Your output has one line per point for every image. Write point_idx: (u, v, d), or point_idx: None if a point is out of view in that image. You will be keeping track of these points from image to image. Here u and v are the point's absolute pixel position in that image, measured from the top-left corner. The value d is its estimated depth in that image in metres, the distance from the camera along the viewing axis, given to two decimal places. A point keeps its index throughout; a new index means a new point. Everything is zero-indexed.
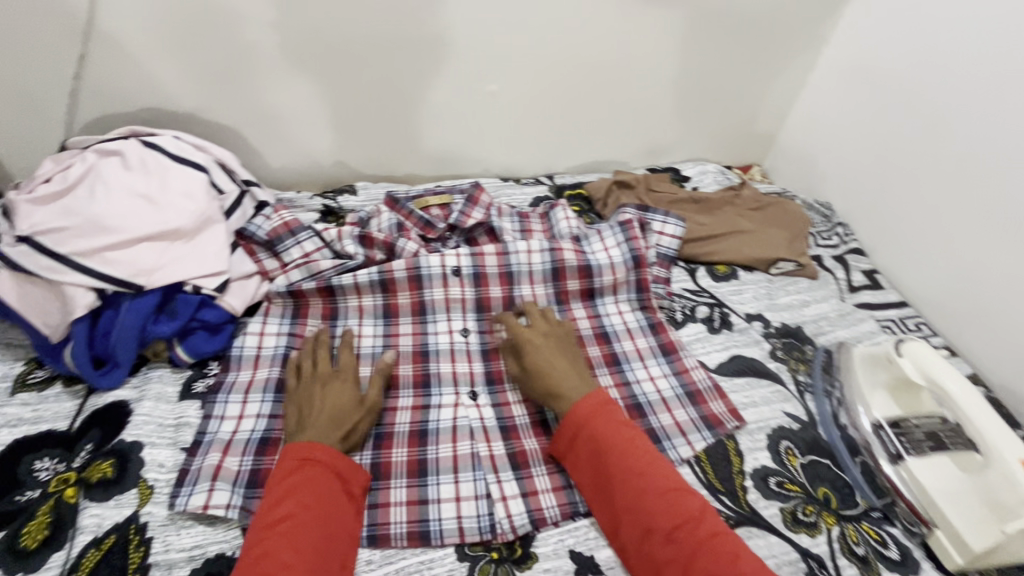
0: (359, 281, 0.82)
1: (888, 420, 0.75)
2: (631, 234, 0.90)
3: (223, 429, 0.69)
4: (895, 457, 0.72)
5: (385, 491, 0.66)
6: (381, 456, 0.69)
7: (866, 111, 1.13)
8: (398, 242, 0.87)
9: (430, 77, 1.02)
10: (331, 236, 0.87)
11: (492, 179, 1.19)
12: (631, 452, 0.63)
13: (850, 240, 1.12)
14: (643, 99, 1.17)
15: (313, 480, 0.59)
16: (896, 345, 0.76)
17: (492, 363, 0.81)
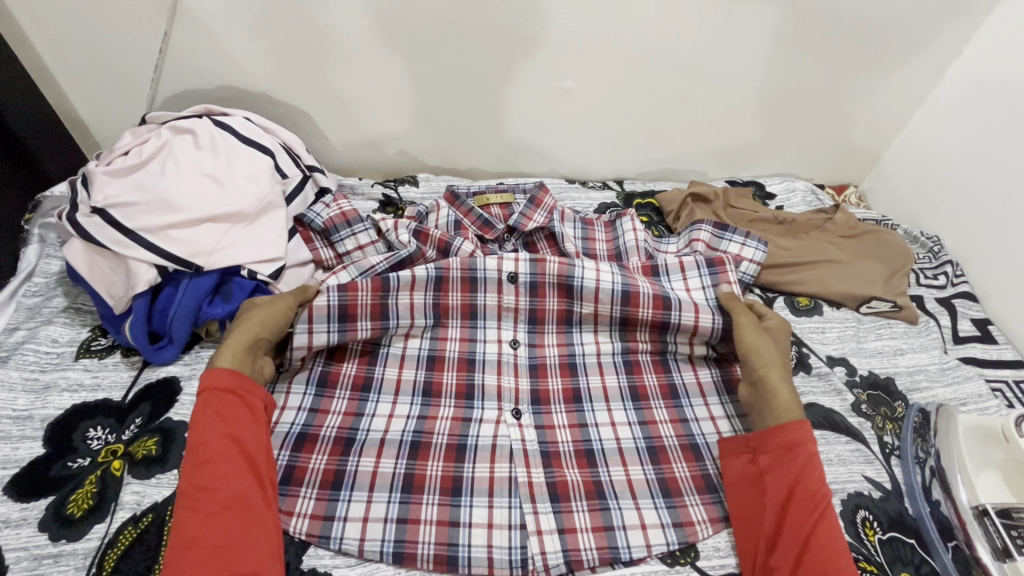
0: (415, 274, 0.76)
1: (997, 508, 0.63)
2: (720, 279, 0.83)
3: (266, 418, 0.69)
4: (1000, 552, 0.61)
5: (415, 507, 0.63)
6: (416, 468, 0.66)
7: (997, 135, 0.97)
8: (453, 244, 0.83)
9: (502, 69, 0.97)
10: (386, 226, 0.85)
11: (557, 180, 1.14)
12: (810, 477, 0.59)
13: (960, 281, 0.98)
14: (731, 105, 1.07)
15: (213, 411, 0.59)
16: (1016, 421, 0.64)
17: (539, 380, 0.76)
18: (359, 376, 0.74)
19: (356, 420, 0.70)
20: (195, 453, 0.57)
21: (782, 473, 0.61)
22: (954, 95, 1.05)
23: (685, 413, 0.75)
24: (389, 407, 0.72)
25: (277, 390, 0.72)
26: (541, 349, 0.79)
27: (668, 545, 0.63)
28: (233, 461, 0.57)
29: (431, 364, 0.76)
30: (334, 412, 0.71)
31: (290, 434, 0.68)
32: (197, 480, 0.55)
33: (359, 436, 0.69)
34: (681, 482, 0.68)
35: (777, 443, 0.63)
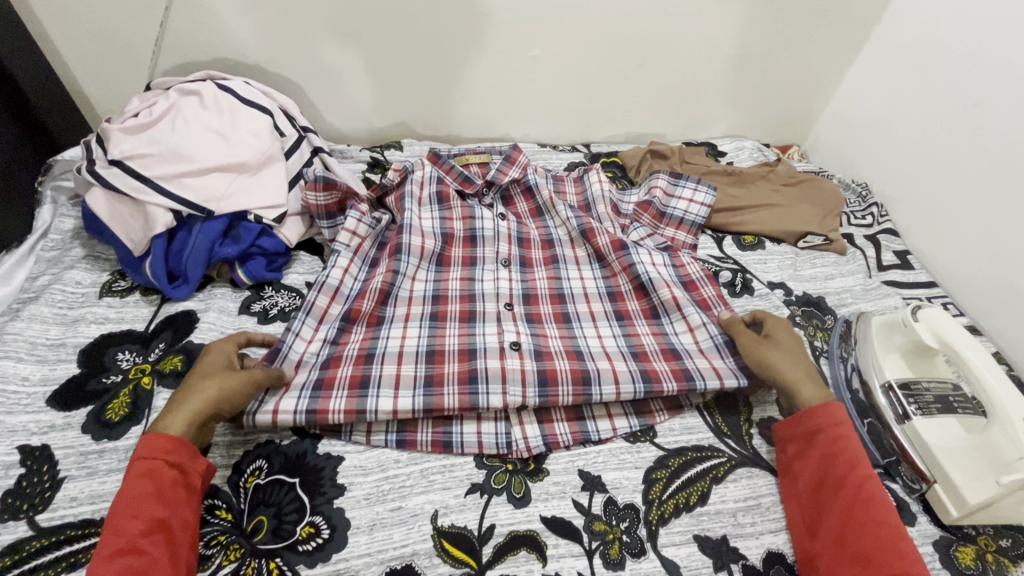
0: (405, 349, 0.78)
1: (899, 382, 0.75)
2: (678, 260, 0.93)
3: (295, 347, 0.76)
4: (902, 417, 0.72)
5: None
6: (434, 368, 0.75)
7: (913, 90, 1.11)
8: (401, 244, 0.89)
9: (476, 37, 1.08)
10: (339, 277, 0.85)
11: (531, 144, 1.25)
12: (833, 461, 0.62)
13: (885, 220, 1.12)
14: (684, 70, 1.20)
15: (145, 485, 0.54)
16: (913, 310, 0.75)
17: (532, 306, 0.88)
18: (356, 375, 0.72)
19: (374, 341, 0.79)
20: (127, 534, 0.52)
21: (810, 458, 0.65)
22: (877, 58, 1.20)
23: (685, 363, 0.78)
24: (400, 339, 0.79)
25: (307, 321, 0.79)
26: (532, 281, 0.92)
27: (631, 427, 0.74)
28: (156, 542, 0.52)
29: (437, 299, 0.86)
30: (353, 341, 0.79)
31: (317, 360, 0.76)
32: (115, 565, 0.50)
33: (377, 351, 0.77)
34: (661, 372, 0.76)
35: (802, 429, 0.66)
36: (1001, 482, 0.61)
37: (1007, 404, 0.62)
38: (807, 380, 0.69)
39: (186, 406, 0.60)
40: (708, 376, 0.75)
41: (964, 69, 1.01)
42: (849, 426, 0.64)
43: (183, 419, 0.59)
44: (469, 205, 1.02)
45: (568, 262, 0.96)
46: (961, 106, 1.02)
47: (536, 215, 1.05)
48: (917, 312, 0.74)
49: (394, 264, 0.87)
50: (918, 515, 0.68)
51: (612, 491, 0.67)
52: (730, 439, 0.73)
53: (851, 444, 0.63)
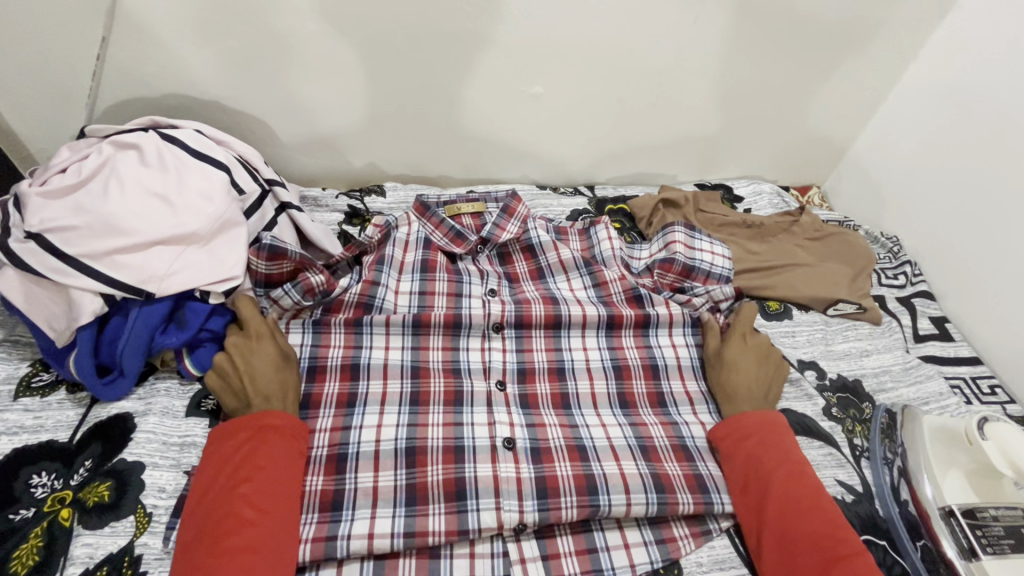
0: (382, 450, 0.69)
1: (962, 508, 0.64)
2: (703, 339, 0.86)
3: None
4: (966, 551, 0.62)
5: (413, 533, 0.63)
6: (416, 477, 0.67)
7: (948, 136, 1.01)
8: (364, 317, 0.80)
9: (469, 73, 0.96)
10: None
11: (529, 187, 1.13)
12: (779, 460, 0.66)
13: (919, 281, 1.01)
14: (698, 109, 1.09)
15: (265, 442, 0.61)
16: (979, 422, 0.65)
17: (528, 385, 0.80)
18: (327, 492, 0.65)
19: (345, 434, 0.70)
20: (237, 482, 0.58)
21: (741, 456, 0.68)
22: (907, 98, 1.10)
23: (699, 468, 0.72)
24: (376, 427, 0.71)
25: None
26: (529, 354, 0.83)
27: (651, 563, 0.64)
28: (280, 486, 0.59)
29: (416, 373, 0.78)
30: (321, 430, 0.71)
31: None
32: (252, 498, 0.57)
33: (350, 450, 0.69)
34: (674, 479, 0.69)
35: (745, 423, 0.70)
36: None
37: None
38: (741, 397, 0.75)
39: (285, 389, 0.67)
40: (723, 487, 0.69)
41: (1012, 120, 0.91)
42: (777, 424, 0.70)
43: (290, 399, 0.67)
44: (457, 276, 0.90)
45: (571, 328, 0.85)
46: (1007, 159, 0.91)
47: (536, 277, 0.93)
48: (984, 425, 0.64)
49: (354, 338, 0.79)
50: None
51: None
52: None
53: (778, 439, 0.68)
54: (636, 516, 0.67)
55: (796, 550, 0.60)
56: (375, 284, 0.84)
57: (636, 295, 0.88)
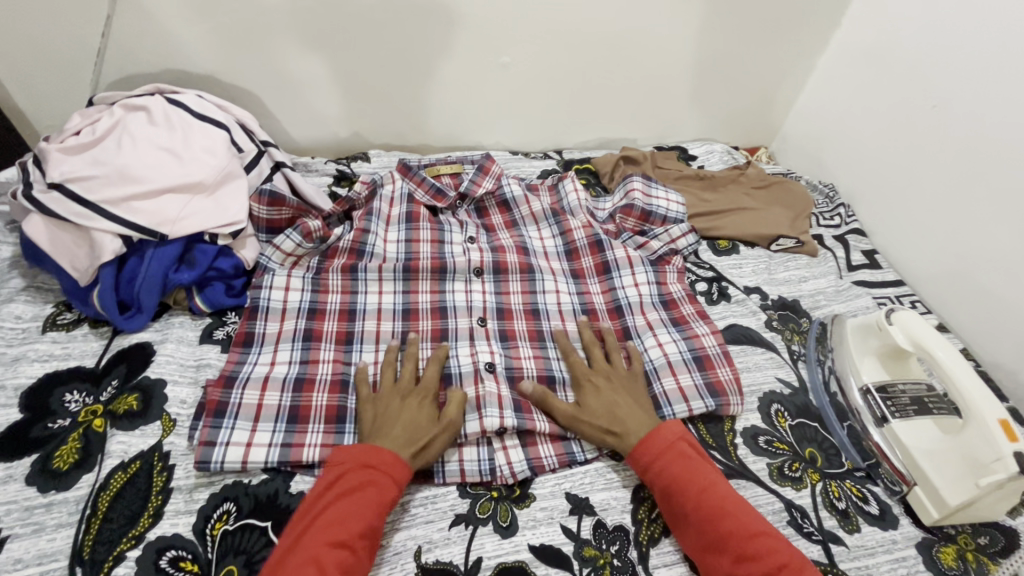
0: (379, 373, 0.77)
1: (876, 385, 0.77)
2: (661, 278, 0.94)
3: (257, 369, 0.74)
4: (880, 420, 0.74)
5: None
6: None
7: (871, 92, 1.14)
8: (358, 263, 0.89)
9: (443, 45, 1.06)
10: (281, 297, 0.83)
11: (502, 152, 1.23)
12: (691, 484, 0.62)
13: (852, 220, 1.14)
14: (652, 76, 1.20)
15: (360, 484, 0.59)
16: (886, 313, 0.76)
17: (506, 322, 0.87)
18: (332, 407, 0.72)
19: (345, 365, 0.78)
20: (323, 520, 0.56)
21: (660, 491, 0.63)
22: (836, 62, 1.23)
23: (652, 388, 0.79)
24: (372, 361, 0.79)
25: (262, 350, 0.77)
26: (506, 296, 0.91)
27: None
28: (353, 535, 0.55)
29: (407, 315, 0.86)
30: (324, 360, 0.77)
31: (287, 378, 0.74)
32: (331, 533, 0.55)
33: (352, 377, 0.76)
34: None
35: (653, 455, 0.65)
36: (979, 483, 0.63)
37: (984, 410, 0.64)
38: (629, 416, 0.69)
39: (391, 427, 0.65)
40: (673, 401, 0.76)
41: (920, 71, 1.04)
42: (675, 442, 0.66)
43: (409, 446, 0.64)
44: (439, 226, 0.99)
45: (544, 273, 0.95)
46: (919, 107, 1.04)
47: (511, 227, 1.03)
48: (891, 315, 0.75)
49: (351, 284, 0.88)
50: (901, 517, 0.68)
51: (600, 513, 0.66)
52: (715, 451, 0.73)
53: (686, 461, 0.64)
54: None
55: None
56: (366, 232, 0.93)
57: (597, 241, 0.98)
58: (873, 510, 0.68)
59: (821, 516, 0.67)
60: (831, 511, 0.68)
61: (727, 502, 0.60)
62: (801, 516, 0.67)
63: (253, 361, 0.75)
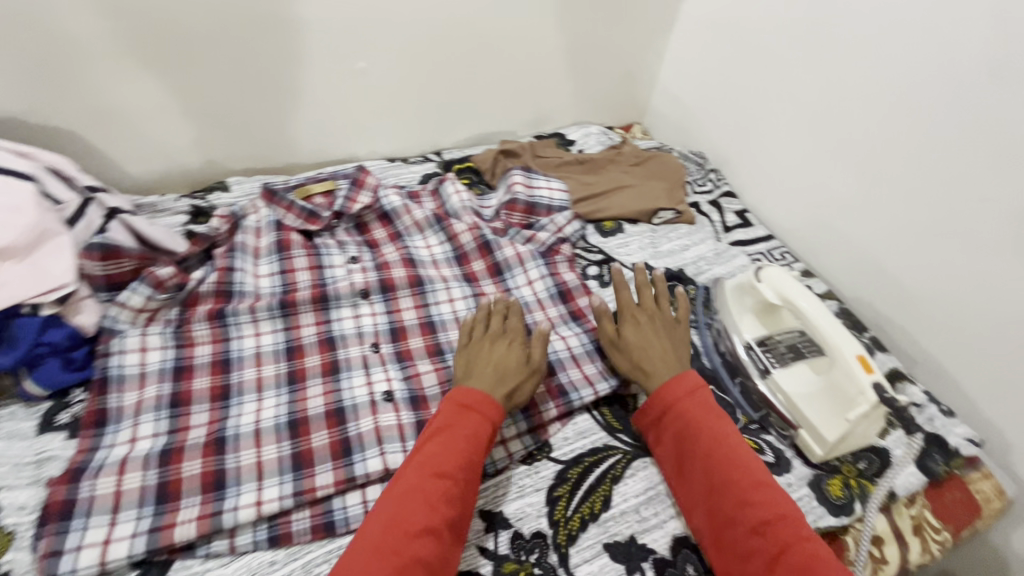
0: (262, 427, 0.69)
1: (757, 340, 0.80)
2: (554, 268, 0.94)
3: (115, 453, 0.65)
4: (764, 372, 0.78)
5: (309, 478, 0.65)
6: (301, 445, 0.68)
7: (719, 62, 1.21)
8: (226, 307, 0.80)
9: (287, 56, 0.98)
10: (137, 361, 0.72)
11: (378, 161, 1.17)
12: (699, 433, 0.64)
13: (722, 184, 1.21)
14: (516, 67, 1.20)
15: (455, 425, 0.63)
16: (757, 272, 0.81)
17: (401, 342, 0.82)
18: (208, 473, 0.64)
19: (222, 423, 0.70)
20: (424, 462, 0.60)
21: (667, 440, 0.67)
22: (686, 36, 1.29)
23: (560, 379, 0.78)
24: (255, 412, 0.71)
25: (120, 429, 0.68)
26: (399, 314, 0.86)
27: (525, 448, 0.71)
28: (443, 475, 0.59)
29: (291, 354, 0.79)
30: (197, 425, 0.70)
31: (151, 454, 0.65)
32: (430, 469, 0.59)
33: (229, 434, 0.68)
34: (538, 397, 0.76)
35: (658, 407, 0.68)
36: (849, 418, 0.68)
37: (845, 349, 0.69)
38: (664, 357, 0.72)
39: (483, 369, 0.69)
40: (580, 388, 0.76)
41: (756, 39, 1.11)
42: (692, 390, 0.68)
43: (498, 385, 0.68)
44: (315, 250, 0.92)
45: (435, 282, 0.91)
46: (761, 72, 1.11)
47: (396, 239, 0.98)
48: (760, 273, 0.80)
49: (222, 331, 0.79)
50: (793, 460, 0.74)
51: (516, 524, 0.64)
52: (621, 434, 0.74)
53: (693, 413, 0.66)
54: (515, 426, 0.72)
55: (737, 526, 0.58)
56: (231, 270, 0.84)
57: (484, 242, 0.96)
58: (768, 458, 0.73)
59: None
60: None
61: (734, 452, 0.62)
62: None
63: (109, 443, 0.66)
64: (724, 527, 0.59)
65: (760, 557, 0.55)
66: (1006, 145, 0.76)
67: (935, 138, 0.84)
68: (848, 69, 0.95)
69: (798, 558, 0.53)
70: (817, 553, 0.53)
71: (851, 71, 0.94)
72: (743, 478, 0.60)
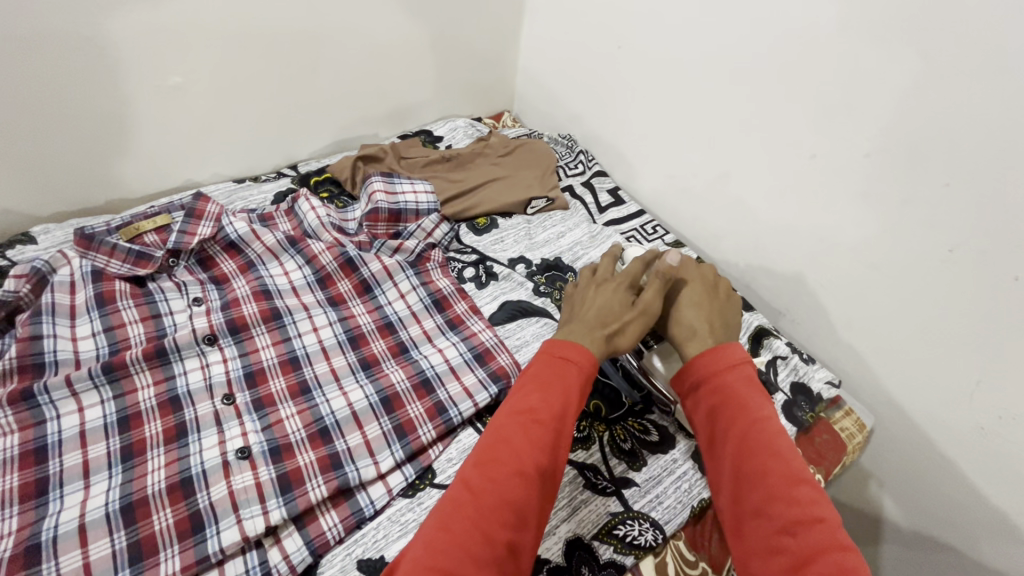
0: (89, 521, 0.60)
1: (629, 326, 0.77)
2: (426, 277, 0.89)
3: None
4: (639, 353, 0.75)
5: (153, 569, 0.58)
6: (139, 531, 0.60)
7: (569, 42, 1.20)
8: (31, 385, 0.67)
9: (75, 79, 0.85)
10: None
11: (223, 184, 1.06)
12: (741, 408, 0.54)
13: (593, 164, 1.21)
14: (363, 66, 1.12)
15: (550, 370, 0.55)
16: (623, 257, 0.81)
17: (259, 387, 0.74)
18: None
19: (35, 526, 0.59)
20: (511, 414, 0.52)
21: (701, 411, 0.57)
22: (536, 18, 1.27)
23: (438, 396, 0.75)
24: (79, 504, 0.61)
25: None
26: (255, 355, 0.78)
27: (406, 479, 0.68)
28: (535, 425, 0.51)
29: (123, 426, 0.68)
30: (2, 536, 0.58)
31: None
32: (524, 415, 0.52)
33: (45, 538, 0.58)
34: (415, 419, 0.72)
35: (698, 374, 0.59)
36: None
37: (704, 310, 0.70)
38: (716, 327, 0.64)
39: (584, 317, 0.62)
40: (459, 402, 0.74)
41: (595, 17, 1.11)
42: (737, 366, 0.58)
43: (593, 331, 0.61)
44: (147, 298, 0.81)
45: (294, 313, 0.83)
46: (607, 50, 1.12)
47: (248, 270, 0.88)
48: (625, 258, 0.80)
49: (31, 414, 0.66)
50: (678, 435, 0.74)
51: None
52: None
53: (734, 392, 0.56)
54: (392, 457, 0.69)
55: (768, 521, 0.48)
56: (35, 338, 0.71)
57: (347, 260, 0.89)
58: (653, 438, 0.74)
59: (610, 465, 0.70)
60: (619, 456, 0.71)
61: (780, 437, 0.52)
62: (593, 474, 0.69)
63: None
64: (753, 519, 0.49)
65: (784, 559, 0.45)
66: (815, 104, 0.80)
67: (758, 98, 0.88)
68: (679, 41, 0.97)
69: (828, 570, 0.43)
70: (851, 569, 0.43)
71: (682, 40, 0.96)
72: (782, 464, 0.50)
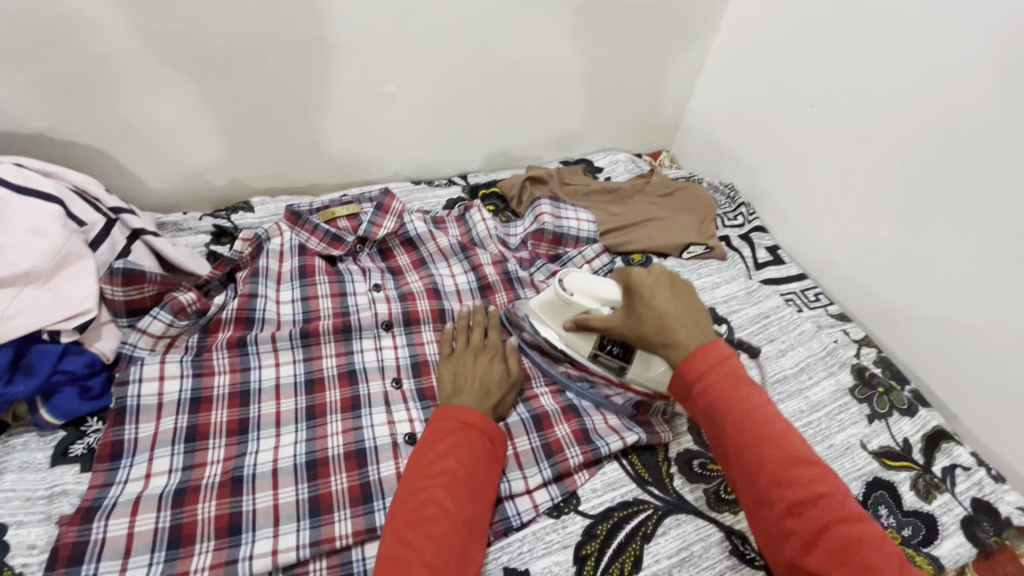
0: (280, 467, 0.68)
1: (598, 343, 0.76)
2: None
3: (128, 490, 0.64)
4: (619, 369, 0.76)
5: (328, 526, 0.64)
6: (319, 488, 0.67)
7: (746, 93, 1.19)
8: (246, 335, 0.77)
9: (314, 79, 0.98)
10: (155, 391, 0.70)
11: (402, 183, 1.16)
12: (736, 408, 0.59)
13: (754, 218, 1.18)
14: (544, 93, 1.19)
15: (451, 442, 0.64)
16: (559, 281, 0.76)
17: (423, 378, 0.80)
18: (222, 517, 0.63)
19: (238, 461, 0.68)
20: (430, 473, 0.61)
21: (698, 409, 0.61)
22: (715, 65, 1.27)
23: (585, 422, 0.76)
24: (272, 449, 0.70)
25: (135, 462, 0.66)
26: (421, 347, 0.83)
27: (552, 499, 0.69)
28: (459, 480, 0.61)
29: (310, 388, 0.76)
30: (212, 462, 0.68)
31: (165, 494, 0.64)
32: (443, 477, 0.60)
33: (245, 473, 0.67)
34: (562, 439, 0.74)
35: (689, 381, 0.62)
36: None
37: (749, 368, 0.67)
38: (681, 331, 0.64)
39: (470, 389, 0.71)
40: (604, 435, 0.74)
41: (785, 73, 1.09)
42: (723, 363, 0.61)
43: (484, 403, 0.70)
44: (338, 277, 0.90)
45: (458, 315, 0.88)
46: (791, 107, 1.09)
47: (419, 266, 0.96)
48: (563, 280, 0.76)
49: (241, 360, 0.76)
50: None
51: None
52: (652, 487, 0.72)
53: (725, 390, 0.60)
54: (541, 475, 0.70)
55: (776, 506, 0.55)
56: (252, 296, 0.81)
57: (508, 276, 0.94)
58: None
59: None
60: None
61: (774, 426, 0.58)
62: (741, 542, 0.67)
63: (123, 479, 0.65)
64: (765, 503, 0.56)
65: (795, 539, 0.54)
66: None
67: (973, 182, 0.82)
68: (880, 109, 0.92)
69: (837, 540, 0.52)
70: (857, 533, 0.52)
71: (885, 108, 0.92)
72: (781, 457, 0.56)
